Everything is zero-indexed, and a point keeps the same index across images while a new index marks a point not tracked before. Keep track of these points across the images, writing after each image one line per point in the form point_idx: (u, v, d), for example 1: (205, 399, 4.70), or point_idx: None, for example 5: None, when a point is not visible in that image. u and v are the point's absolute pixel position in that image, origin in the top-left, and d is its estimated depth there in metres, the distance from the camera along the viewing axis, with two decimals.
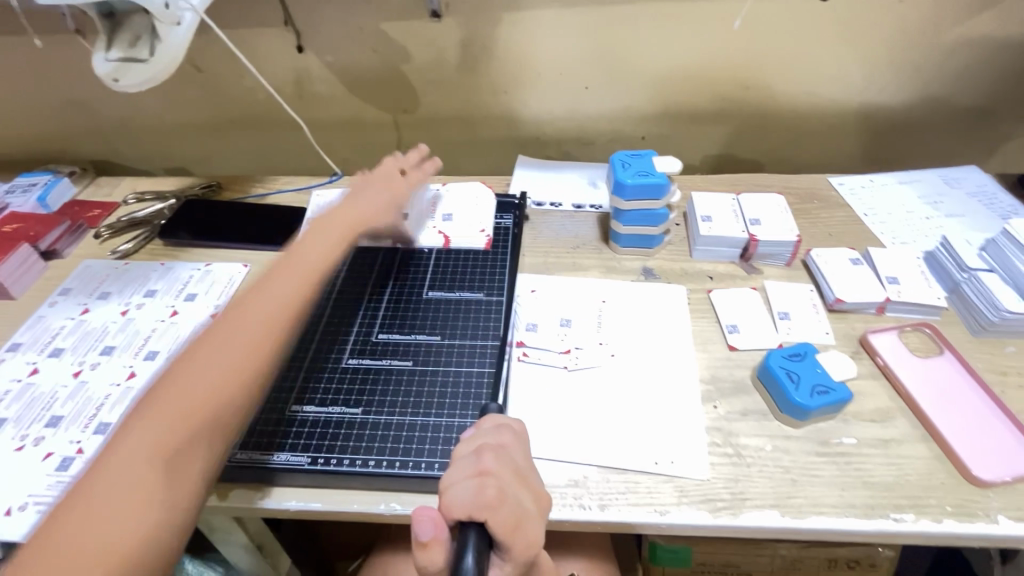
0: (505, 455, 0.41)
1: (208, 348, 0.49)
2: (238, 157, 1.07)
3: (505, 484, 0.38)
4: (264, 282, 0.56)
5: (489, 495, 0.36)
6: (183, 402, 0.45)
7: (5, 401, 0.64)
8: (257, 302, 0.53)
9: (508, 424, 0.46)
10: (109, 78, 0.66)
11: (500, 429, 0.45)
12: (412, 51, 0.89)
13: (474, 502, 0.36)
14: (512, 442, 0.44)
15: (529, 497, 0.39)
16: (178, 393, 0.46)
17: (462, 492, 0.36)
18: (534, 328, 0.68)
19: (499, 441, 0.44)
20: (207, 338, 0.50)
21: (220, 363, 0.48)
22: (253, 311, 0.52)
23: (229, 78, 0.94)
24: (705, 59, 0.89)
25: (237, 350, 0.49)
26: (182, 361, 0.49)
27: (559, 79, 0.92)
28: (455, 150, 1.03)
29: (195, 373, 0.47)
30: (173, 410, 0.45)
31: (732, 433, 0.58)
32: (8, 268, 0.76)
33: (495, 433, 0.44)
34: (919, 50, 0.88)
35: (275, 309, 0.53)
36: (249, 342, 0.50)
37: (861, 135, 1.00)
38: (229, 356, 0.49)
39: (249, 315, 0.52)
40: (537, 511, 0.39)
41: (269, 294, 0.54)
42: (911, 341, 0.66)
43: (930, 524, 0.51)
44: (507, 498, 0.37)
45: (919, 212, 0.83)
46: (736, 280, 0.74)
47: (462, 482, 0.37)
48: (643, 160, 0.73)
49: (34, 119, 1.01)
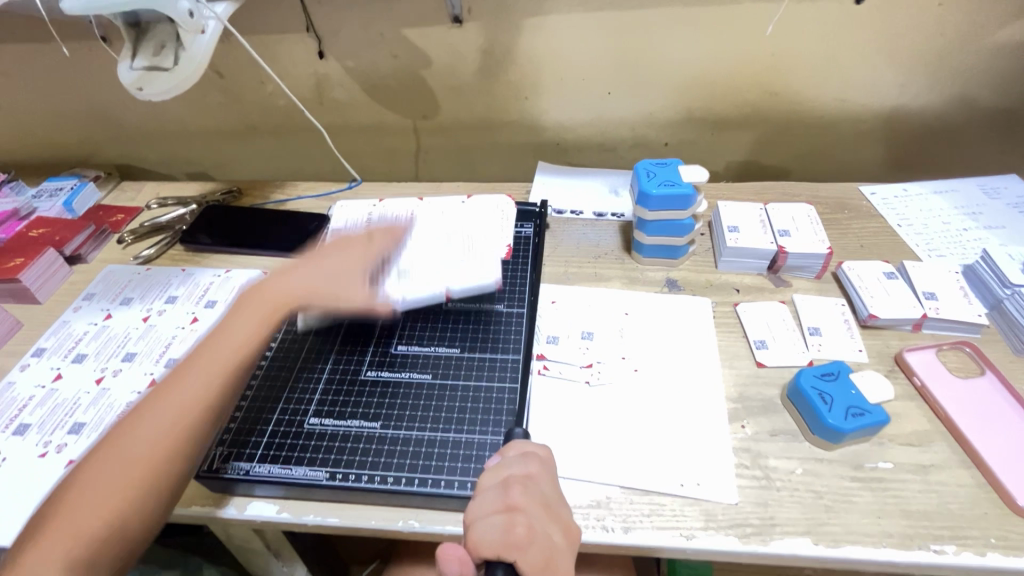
0: (531, 489, 0.44)
1: (165, 394, 0.53)
2: (259, 162, 1.07)
3: (532, 520, 0.42)
4: (226, 322, 0.59)
5: (516, 535, 0.40)
6: (131, 453, 0.50)
7: (29, 407, 0.65)
8: (217, 346, 0.57)
9: (533, 452, 0.49)
10: (133, 87, 0.65)
11: (526, 457, 0.48)
12: (432, 56, 0.88)
13: (503, 542, 0.40)
14: (539, 471, 0.47)
15: (556, 529, 0.43)
16: (143, 416, 0.52)
17: (492, 531, 0.41)
18: (554, 340, 0.67)
19: (527, 471, 0.46)
20: (166, 383, 0.55)
21: (166, 416, 0.52)
22: (206, 365, 0.55)
23: (250, 84, 0.94)
24: (732, 64, 0.87)
25: (184, 396, 0.53)
26: (143, 405, 0.53)
27: (582, 84, 0.90)
28: (475, 156, 1.02)
29: (151, 422, 0.52)
30: (120, 462, 0.50)
31: (762, 455, 0.56)
32: (34, 273, 0.77)
33: (521, 463, 0.47)
34: (958, 54, 0.85)
35: (227, 356, 0.56)
36: (197, 397, 0.53)
37: (893, 141, 0.97)
38: (180, 404, 0.53)
39: (205, 364, 0.55)
40: (565, 543, 0.43)
41: (225, 341, 0.57)
42: (950, 360, 0.63)
43: (974, 557, 0.48)
44: (534, 537, 0.41)
45: (956, 224, 0.80)
46: (764, 293, 0.72)
47: (490, 520, 0.41)
48: (668, 170, 0.72)
49: (61, 124, 1.02)
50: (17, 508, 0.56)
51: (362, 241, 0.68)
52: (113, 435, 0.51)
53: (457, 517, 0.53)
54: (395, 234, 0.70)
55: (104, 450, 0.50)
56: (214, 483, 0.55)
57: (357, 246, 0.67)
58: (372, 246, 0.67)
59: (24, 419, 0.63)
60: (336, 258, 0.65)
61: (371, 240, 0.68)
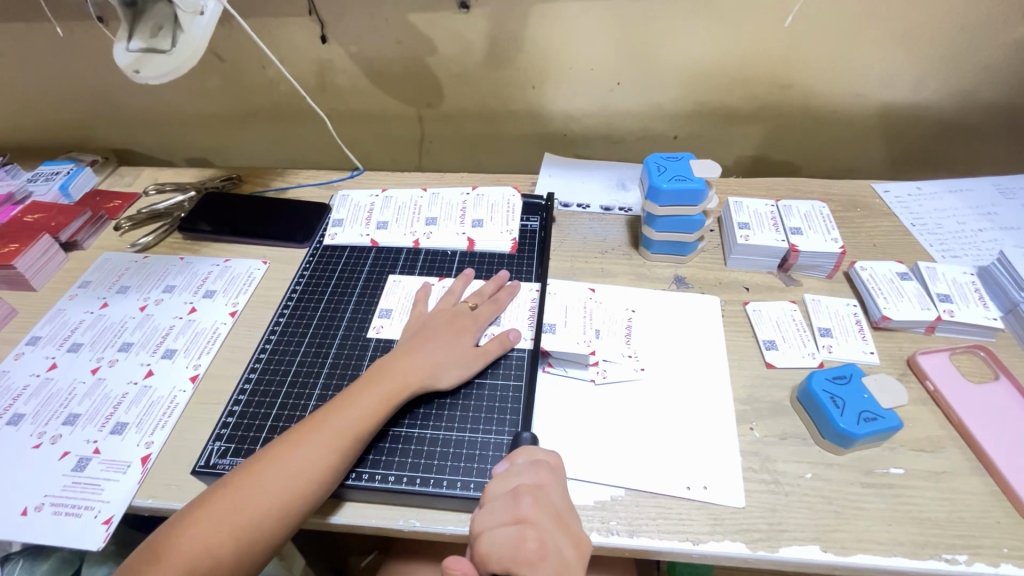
0: (543, 500, 0.43)
1: (283, 457, 0.50)
2: (260, 148, 1.05)
3: (544, 534, 0.42)
4: (298, 439, 0.52)
5: (527, 551, 0.40)
6: (241, 517, 0.47)
7: (24, 396, 0.63)
8: (281, 467, 0.50)
9: (543, 459, 0.47)
10: (130, 70, 0.63)
11: (536, 465, 0.46)
12: (438, 43, 0.86)
13: (514, 557, 0.40)
14: (549, 481, 0.45)
15: (568, 542, 0.43)
16: (192, 531, 0.46)
17: (503, 545, 0.41)
18: (553, 330, 0.65)
19: (537, 480, 0.45)
20: (281, 443, 0.51)
21: (278, 483, 0.49)
22: (326, 432, 0.52)
23: (251, 68, 0.92)
24: (746, 56, 0.85)
25: (239, 520, 0.47)
26: (256, 459, 0.51)
27: (591, 75, 0.88)
28: (480, 146, 1.01)
29: (265, 483, 0.49)
30: (227, 522, 0.47)
31: (771, 459, 0.55)
32: (29, 259, 0.76)
33: (530, 472, 0.46)
34: (980, 49, 0.82)
35: (349, 427, 0.52)
36: (316, 470, 0.50)
37: (907, 138, 0.95)
38: (296, 476, 0.49)
39: (324, 431, 0.52)
40: (578, 556, 0.43)
41: (349, 409, 0.54)
42: (963, 364, 0.61)
43: (986, 567, 0.47)
44: (546, 552, 0.41)
45: (970, 223, 0.78)
46: (774, 292, 0.71)
47: (500, 533, 0.41)
48: (679, 164, 0.70)
49: (57, 106, 1.00)
50: (10, 501, 0.55)
51: (464, 323, 0.63)
52: (158, 542, 0.47)
53: (458, 517, 0.52)
54: (497, 306, 0.66)
55: (215, 500, 0.48)
56: (212, 478, 0.55)
57: (463, 331, 0.62)
58: (472, 329, 0.62)
59: (18, 410, 0.62)
60: (448, 344, 0.60)
61: (469, 316, 0.64)
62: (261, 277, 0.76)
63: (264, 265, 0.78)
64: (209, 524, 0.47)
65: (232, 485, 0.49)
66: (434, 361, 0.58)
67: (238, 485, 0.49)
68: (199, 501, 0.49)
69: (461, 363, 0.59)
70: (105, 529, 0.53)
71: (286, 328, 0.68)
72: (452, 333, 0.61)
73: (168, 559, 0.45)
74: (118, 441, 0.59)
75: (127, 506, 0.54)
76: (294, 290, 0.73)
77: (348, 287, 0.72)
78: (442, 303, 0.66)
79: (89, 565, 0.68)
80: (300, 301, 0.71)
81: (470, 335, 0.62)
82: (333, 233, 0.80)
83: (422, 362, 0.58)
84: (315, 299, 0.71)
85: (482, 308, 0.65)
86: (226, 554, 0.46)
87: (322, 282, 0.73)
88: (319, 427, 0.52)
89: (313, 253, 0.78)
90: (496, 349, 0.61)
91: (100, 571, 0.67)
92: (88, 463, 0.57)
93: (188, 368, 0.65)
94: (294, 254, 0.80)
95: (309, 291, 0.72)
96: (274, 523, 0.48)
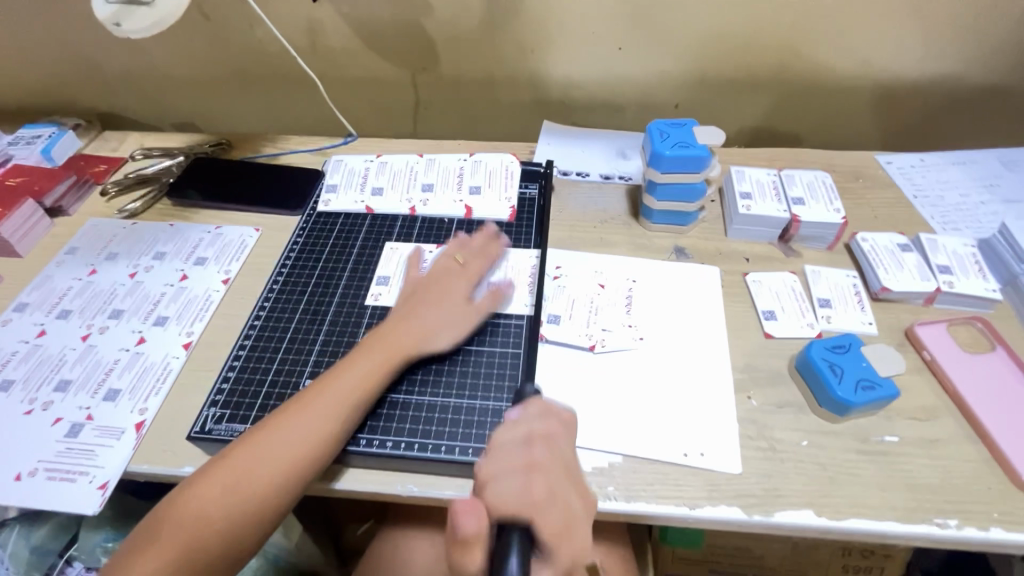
0: (552, 449, 0.43)
1: (286, 425, 0.50)
2: (250, 113, 1.02)
3: (552, 481, 0.41)
4: (298, 407, 0.51)
5: (536, 497, 0.38)
6: (252, 487, 0.47)
7: (13, 362, 0.62)
8: (283, 436, 0.49)
9: (557, 411, 0.48)
10: (109, 23, 0.59)
11: (547, 415, 0.47)
12: (434, 2, 0.83)
13: (521, 501, 0.38)
14: (558, 431, 0.46)
15: (574, 494, 0.42)
16: (202, 499, 0.47)
17: (510, 483, 0.39)
18: (556, 322, 0.63)
19: (546, 429, 0.46)
20: (280, 413, 0.51)
21: (282, 453, 0.48)
22: (324, 399, 0.52)
23: (238, 27, 0.88)
24: (753, 20, 0.82)
25: (249, 490, 0.47)
26: (256, 430, 0.50)
27: (592, 38, 0.85)
28: (477, 114, 0.98)
29: (268, 454, 0.48)
30: (233, 491, 0.47)
31: (767, 427, 0.55)
32: (13, 225, 0.73)
33: (542, 421, 0.46)
34: (990, 17, 0.80)
35: (348, 392, 0.52)
36: (318, 435, 0.50)
37: (911, 110, 0.93)
38: (298, 444, 0.49)
39: (324, 397, 0.52)
40: (584, 511, 0.42)
41: (347, 376, 0.53)
42: (959, 335, 0.62)
43: (975, 531, 0.48)
44: (553, 497, 0.39)
45: (973, 196, 0.78)
46: (774, 263, 0.70)
47: (510, 473, 0.40)
48: (683, 131, 0.68)
49: (36, 67, 0.96)
50: (2, 466, 0.54)
51: (455, 279, 0.63)
52: (168, 511, 0.47)
53: (456, 482, 0.52)
54: (487, 259, 0.66)
55: (221, 470, 0.48)
56: (207, 444, 0.54)
57: (456, 288, 0.62)
58: (465, 285, 0.62)
59: (8, 376, 0.61)
60: (442, 303, 0.60)
61: (461, 272, 0.63)
62: (253, 244, 0.74)
63: (256, 232, 0.76)
64: (219, 493, 0.47)
65: (234, 455, 0.49)
66: (428, 322, 0.58)
67: (243, 455, 0.48)
68: (206, 470, 0.48)
69: (456, 324, 0.59)
70: (100, 494, 0.52)
71: (280, 294, 0.67)
72: (444, 290, 0.61)
73: (180, 531, 0.46)
74: (111, 407, 0.58)
75: (122, 471, 0.54)
76: (288, 256, 0.71)
77: (343, 254, 0.71)
78: (433, 262, 0.66)
79: (85, 530, 0.69)
80: (294, 268, 0.70)
81: (462, 290, 0.62)
82: (328, 200, 0.78)
83: (415, 325, 0.58)
84: (310, 266, 0.70)
85: (472, 264, 0.64)
86: (238, 524, 0.47)
87: (316, 249, 0.72)
88: (318, 394, 0.52)
89: (307, 220, 0.76)
90: (489, 304, 0.61)
91: (96, 536, 0.69)
92: (82, 429, 0.56)
93: (181, 336, 0.64)
94: (287, 221, 0.78)
95: (304, 257, 0.71)
96: (280, 491, 0.48)
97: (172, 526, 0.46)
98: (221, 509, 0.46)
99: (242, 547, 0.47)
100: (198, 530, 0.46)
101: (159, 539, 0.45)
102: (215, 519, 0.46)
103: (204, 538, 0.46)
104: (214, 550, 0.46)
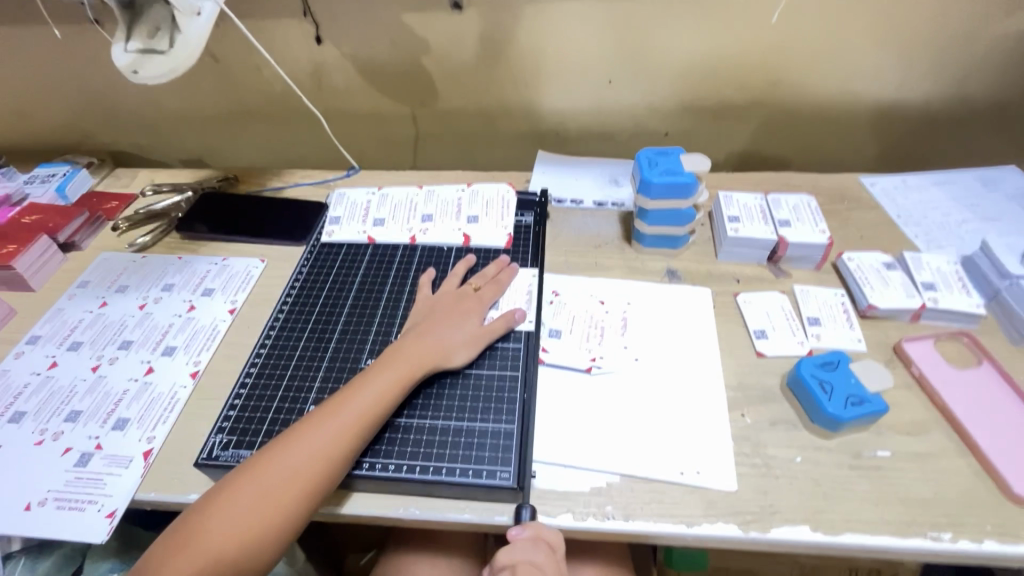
0: None
1: (306, 438, 0.52)
2: (256, 149, 1.06)
3: None
4: (318, 421, 0.53)
5: None
6: (271, 497, 0.49)
7: (24, 394, 0.64)
8: (304, 448, 0.51)
9: (546, 537, 0.50)
10: (127, 70, 0.64)
11: (538, 544, 0.49)
12: (431, 42, 0.87)
13: None
14: (548, 562, 0.48)
15: None
16: (224, 510, 0.48)
17: None
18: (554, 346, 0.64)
19: (538, 561, 0.48)
20: (300, 426, 0.53)
21: (301, 464, 0.50)
22: (342, 415, 0.53)
23: (246, 69, 0.93)
24: (734, 53, 0.86)
25: (271, 499, 0.49)
26: (276, 443, 0.52)
27: (583, 72, 0.89)
28: (473, 146, 1.02)
29: (289, 464, 0.50)
30: (259, 500, 0.48)
31: (761, 444, 0.56)
32: (27, 260, 0.76)
33: (530, 550, 0.48)
34: (960, 46, 0.84)
35: (365, 407, 0.54)
36: (339, 446, 0.51)
37: (892, 134, 0.97)
38: (318, 457, 0.50)
39: (344, 411, 0.53)
40: None
41: (364, 391, 0.55)
42: (946, 350, 0.63)
43: (969, 544, 0.49)
44: None
45: (955, 215, 0.80)
46: (764, 283, 0.72)
47: None
48: (671, 158, 0.71)
49: (52, 110, 1.00)
50: (12, 496, 0.55)
51: (469, 304, 0.65)
52: (193, 521, 0.48)
53: (456, 504, 0.53)
54: (499, 288, 0.68)
55: (245, 481, 0.50)
56: (214, 470, 0.55)
57: (469, 312, 0.64)
58: (478, 310, 0.65)
59: (20, 407, 0.63)
60: (456, 325, 0.63)
61: (473, 298, 0.66)
62: (258, 274, 0.77)
63: (262, 262, 0.79)
64: (240, 502, 0.48)
65: (258, 466, 0.50)
66: (443, 342, 0.61)
67: (266, 466, 0.50)
68: (229, 480, 0.50)
69: (469, 343, 0.62)
70: (108, 523, 0.53)
71: (285, 324, 0.69)
72: (458, 316, 0.64)
73: (203, 540, 0.47)
74: (120, 435, 0.60)
75: (130, 499, 0.55)
76: (293, 286, 0.73)
77: (345, 284, 0.73)
78: (445, 286, 0.69)
79: (91, 560, 0.69)
80: (298, 298, 0.72)
81: (476, 316, 0.64)
82: (330, 231, 0.81)
83: (432, 342, 0.60)
84: (314, 295, 0.72)
85: (485, 290, 0.67)
86: (258, 534, 0.48)
87: (320, 279, 0.74)
88: (336, 408, 0.54)
89: (311, 250, 0.79)
90: (501, 328, 0.63)
91: (102, 566, 0.69)
92: (91, 458, 0.58)
93: (188, 365, 0.66)
94: (292, 252, 0.80)
95: (309, 285, 0.73)
96: (299, 504, 0.49)
97: (196, 536, 0.47)
98: (243, 517, 0.48)
99: (260, 557, 0.48)
100: (221, 538, 0.47)
101: (184, 546, 0.47)
102: (236, 529, 0.47)
103: (224, 549, 0.47)
104: (235, 560, 0.47)
